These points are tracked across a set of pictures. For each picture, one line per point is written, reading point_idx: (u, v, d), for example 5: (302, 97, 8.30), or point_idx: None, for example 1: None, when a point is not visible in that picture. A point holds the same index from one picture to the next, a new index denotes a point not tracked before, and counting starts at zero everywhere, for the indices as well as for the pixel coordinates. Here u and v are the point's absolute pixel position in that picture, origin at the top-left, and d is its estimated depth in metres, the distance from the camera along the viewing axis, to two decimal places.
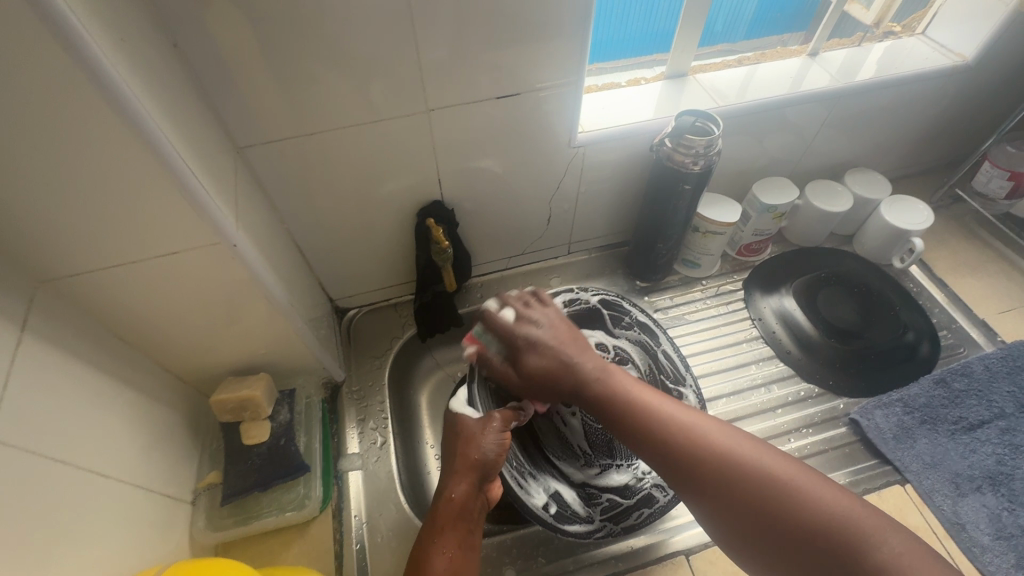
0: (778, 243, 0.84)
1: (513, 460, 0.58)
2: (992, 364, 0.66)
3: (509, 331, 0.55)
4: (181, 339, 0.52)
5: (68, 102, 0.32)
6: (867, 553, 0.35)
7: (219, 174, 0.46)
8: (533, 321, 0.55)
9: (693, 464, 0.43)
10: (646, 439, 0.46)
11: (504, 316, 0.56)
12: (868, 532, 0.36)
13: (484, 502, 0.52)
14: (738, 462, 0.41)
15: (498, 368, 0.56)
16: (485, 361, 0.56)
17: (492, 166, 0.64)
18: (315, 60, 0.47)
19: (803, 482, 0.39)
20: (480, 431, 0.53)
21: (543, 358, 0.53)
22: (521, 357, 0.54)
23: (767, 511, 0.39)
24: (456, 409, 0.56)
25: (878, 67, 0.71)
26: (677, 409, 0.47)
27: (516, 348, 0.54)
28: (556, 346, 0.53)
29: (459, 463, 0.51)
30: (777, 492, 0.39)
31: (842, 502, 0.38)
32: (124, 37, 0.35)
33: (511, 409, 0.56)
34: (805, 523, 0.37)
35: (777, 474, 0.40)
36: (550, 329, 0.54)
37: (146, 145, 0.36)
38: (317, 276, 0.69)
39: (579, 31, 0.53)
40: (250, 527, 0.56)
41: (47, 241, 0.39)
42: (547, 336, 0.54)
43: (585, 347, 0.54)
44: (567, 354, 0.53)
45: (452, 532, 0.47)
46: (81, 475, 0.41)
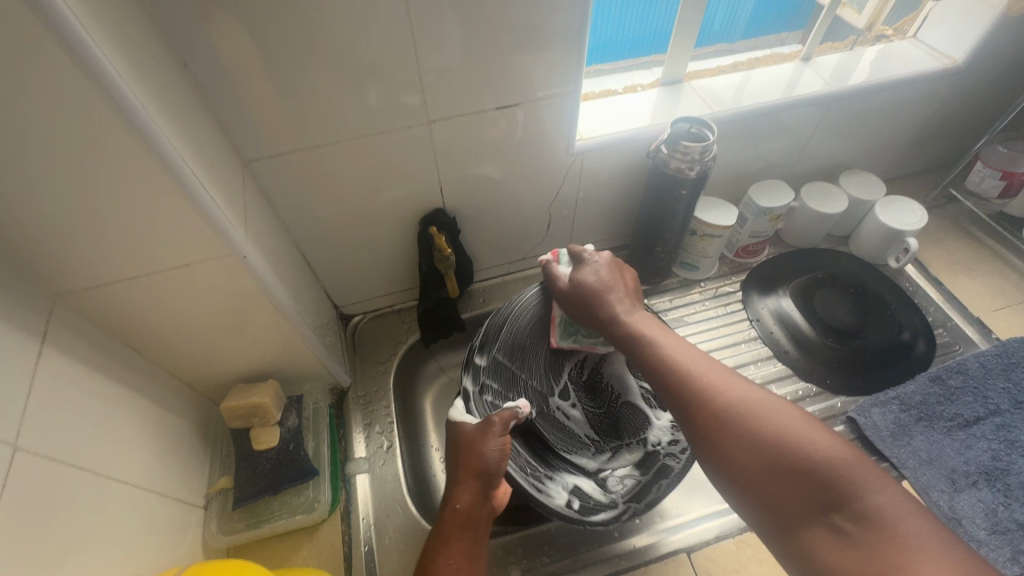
0: (775, 245, 0.86)
1: (525, 465, 0.56)
2: (987, 361, 0.67)
3: (576, 249, 0.60)
4: (192, 347, 0.53)
5: (86, 123, 0.34)
6: (857, 498, 0.35)
7: (228, 187, 0.47)
8: (596, 256, 0.60)
9: (700, 404, 0.44)
10: (663, 377, 0.48)
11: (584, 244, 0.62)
12: (863, 482, 0.36)
13: (490, 509, 0.53)
14: (743, 404, 0.42)
15: (551, 273, 0.61)
16: (548, 269, 0.62)
17: (494, 173, 0.65)
18: (319, 76, 0.49)
19: (804, 430, 0.39)
20: (481, 438, 0.53)
21: (596, 278, 0.58)
22: (578, 269, 0.59)
23: (763, 451, 0.39)
24: (455, 419, 0.56)
25: (871, 71, 0.72)
26: (694, 356, 0.48)
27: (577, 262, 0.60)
28: (612, 281, 0.58)
29: (462, 471, 0.52)
30: (776, 433, 0.39)
31: (842, 452, 0.38)
32: (138, 60, 0.37)
33: (508, 409, 0.55)
34: (803, 460, 0.38)
35: (780, 413, 0.41)
36: (610, 267, 0.59)
37: (159, 162, 0.38)
38: (323, 284, 0.71)
39: (575, 40, 0.54)
40: (262, 530, 0.57)
41: (65, 257, 0.40)
42: (606, 268, 0.59)
43: (637, 300, 0.58)
44: (619, 291, 0.57)
45: (458, 542, 0.49)
46: (98, 481, 0.42)
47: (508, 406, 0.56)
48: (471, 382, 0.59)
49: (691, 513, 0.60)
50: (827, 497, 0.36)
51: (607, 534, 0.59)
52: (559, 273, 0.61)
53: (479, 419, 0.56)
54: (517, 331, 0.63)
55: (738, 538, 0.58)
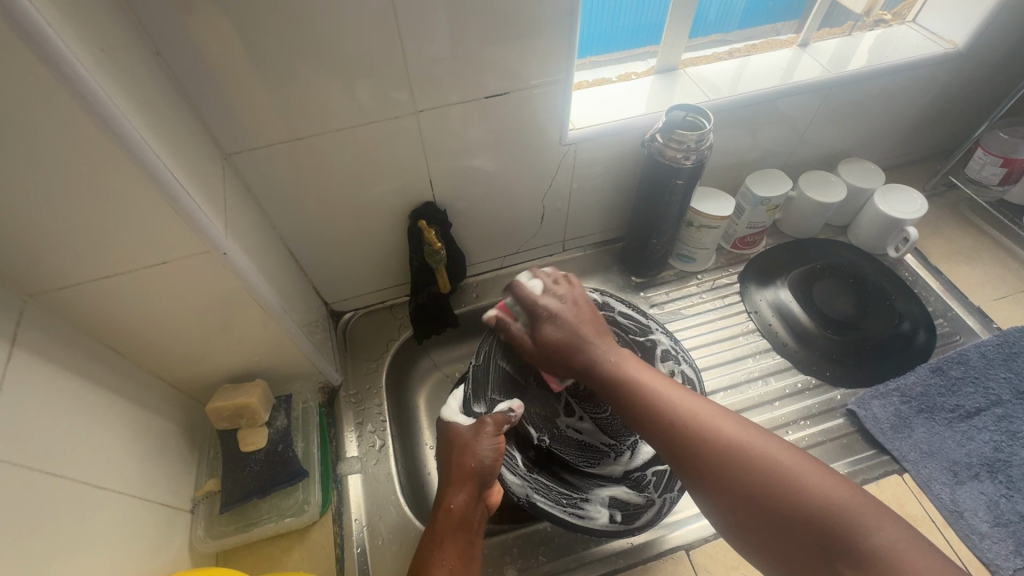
0: (772, 236, 0.84)
1: (561, 496, 0.55)
2: (988, 350, 0.66)
3: (530, 301, 0.55)
4: (175, 348, 0.52)
5: (47, 115, 0.32)
6: (864, 545, 0.35)
7: (207, 181, 0.46)
8: (550, 305, 0.55)
9: (695, 451, 0.42)
10: (651, 420, 0.45)
11: (532, 286, 0.56)
12: (863, 521, 0.35)
13: (485, 508, 0.52)
14: (741, 451, 0.40)
15: (515, 335, 0.56)
16: (502, 325, 0.57)
17: (485, 164, 0.63)
18: (301, 64, 0.47)
19: (806, 476, 0.38)
20: (475, 440, 0.53)
21: (560, 331, 0.53)
22: (538, 327, 0.54)
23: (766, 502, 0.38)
24: (449, 419, 0.57)
25: (870, 56, 0.71)
26: (683, 395, 0.46)
27: (533, 317, 0.55)
28: (574, 324, 0.53)
29: (455, 472, 0.52)
30: (779, 482, 0.38)
31: (845, 496, 0.37)
32: (105, 48, 0.35)
33: (501, 413, 0.56)
34: (804, 509, 0.37)
35: (776, 457, 0.39)
36: (571, 309, 0.54)
37: (130, 156, 0.36)
38: (311, 280, 0.69)
39: (567, 26, 0.52)
40: (251, 534, 0.56)
41: (34, 256, 0.38)
42: (567, 312, 0.54)
43: (604, 331, 0.54)
44: (584, 331, 0.53)
45: (452, 542, 0.47)
46: (77, 487, 0.41)
47: (501, 410, 0.57)
48: None
49: (690, 508, 0.59)
50: (835, 548, 0.35)
51: None
52: (517, 330, 0.56)
53: (474, 418, 0.58)
54: (505, 358, 0.62)
55: None
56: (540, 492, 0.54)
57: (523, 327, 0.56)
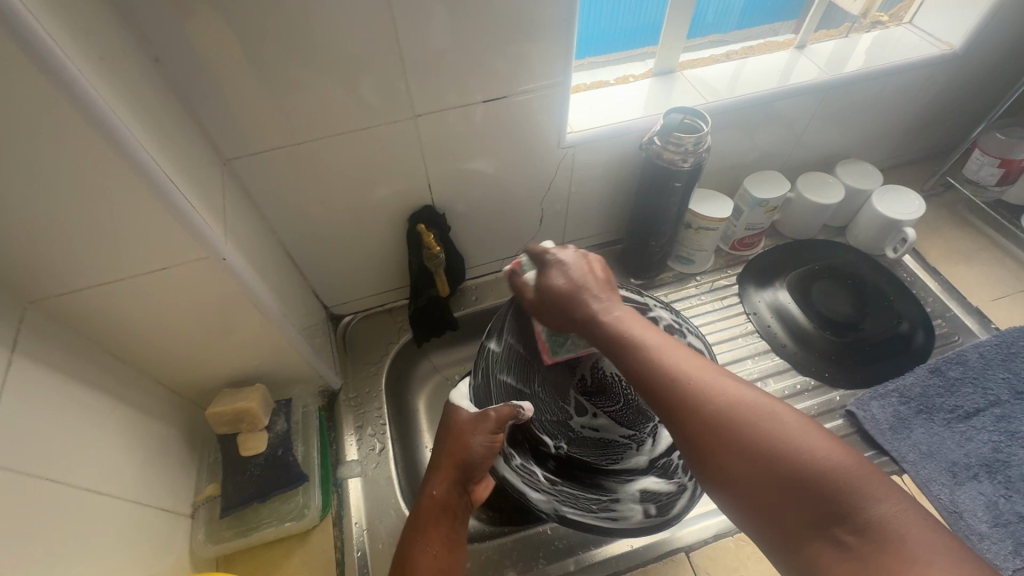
0: (771, 237, 0.84)
1: (590, 502, 0.54)
2: (986, 351, 0.67)
3: (540, 250, 0.58)
4: (174, 353, 0.52)
5: (47, 124, 0.32)
6: (859, 510, 0.33)
7: (206, 186, 0.46)
8: (560, 255, 0.57)
9: (690, 409, 0.41)
10: (651, 381, 0.44)
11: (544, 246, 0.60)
12: (866, 489, 0.34)
13: (468, 501, 0.52)
14: (738, 408, 0.39)
15: (520, 283, 0.60)
16: (515, 279, 0.60)
17: (484, 167, 0.63)
18: (299, 69, 0.47)
19: (805, 438, 0.37)
20: (471, 431, 0.53)
21: (564, 278, 0.55)
22: (544, 273, 0.57)
23: (759, 460, 0.37)
24: (455, 401, 0.57)
25: (866, 58, 0.71)
26: (685, 356, 0.45)
27: (542, 265, 0.58)
28: (580, 276, 0.55)
29: (444, 460, 0.52)
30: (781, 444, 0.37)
31: (842, 458, 0.35)
32: (104, 56, 0.35)
33: (510, 406, 0.55)
34: (805, 472, 0.35)
35: (779, 420, 0.38)
36: (579, 262, 0.56)
37: (129, 163, 0.36)
38: (311, 284, 0.69)
39: (564, 29, 0.52)
40: (251, 539, 0.56)
41: (33, 262, 0.38)
42: (577, 266, 0.56)
43: (612, 290, 0.54)
44: (591, 284, 0.54)
45: (435, 529, 0.48)
46: (77, 493, 0.41)
47: (509, 404, 0.55)
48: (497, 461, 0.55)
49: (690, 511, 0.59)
50: (828, 510, 0.34)
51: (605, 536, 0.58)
52: (525, 281, 0.60)
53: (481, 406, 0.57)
54: (507, 369, 0.62)
55: (737, 536, 0.57)
56: (569, 504, 0.53)
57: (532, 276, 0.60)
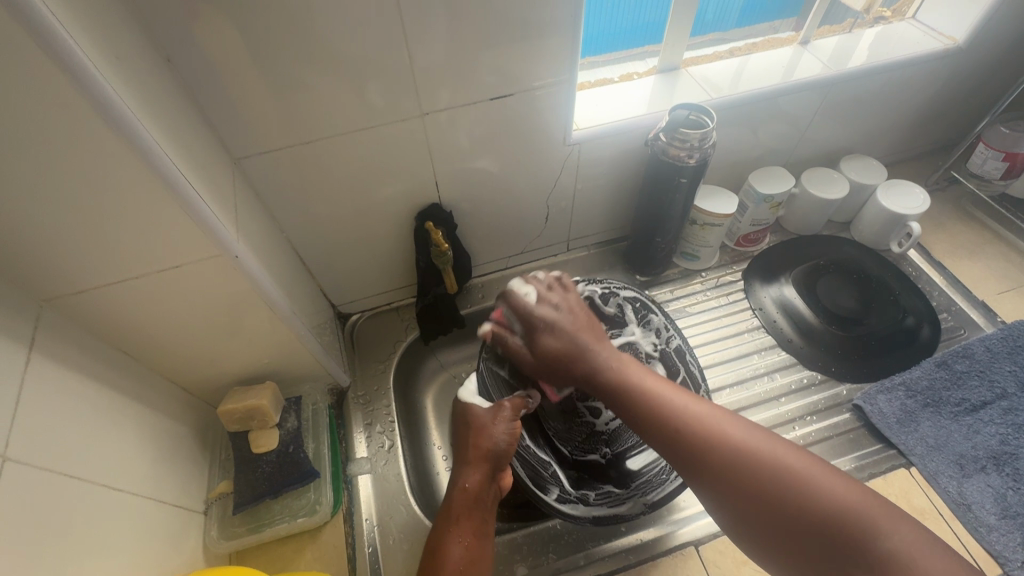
0: (776, 233, 0.85)
1: (660, 472, 0.56)
2: (993, 344, 0.66)
3: (525, 310, 0.53)
4: (187, 351, 0.52)
5: (67, 124, 0.33)
6: (874, 548, 0.35)
7: (218, 186, 0.46)
8: (546, 318, 0.52)
9: (704, 455, 0.41)
10: (659, 430, 0.44)
11: (527, 296, 0.54)
12: (877, 524, 0.35)
13: (498, 490, 0.52)
14: (748, 454, 0.40)
15: (512, 346, 0.54)
16: (501, 340, 0.55)
17: (489, 166, 0.64)
18: (310, 69, 0.48)
19: (816, 479, 0.38)
20: (491, 422, 0.54)
21: (559, 341, 0.51)
22: (535, 338, 0.52)
23: (775, 505, 0.38)
24: (466, 399, 0.57)
25: (869, 53, 0.71)
26: (692, 400, 0.45)
27: (530, 327, 0.53)
28: (572, 332, 0.51)
29: (471, 453, 0.52)
30: (796, 491, 0.38)
31: (852, 497, 0.37)
32: (121, 57, 0.36)
33: (519, 397, 0.57)
34: (819, 518, 0.36)
35: (789, 466, 0.39)
36: (567, 318, 0.52)
37: (146, 163, 0.36)
38: (319, 283, 0.70)
39: (570, 27, 0.52)
40: (263, 535, 0.56)
41: (50, 261, 0.39)
42: (565, 321, 0.52)
43: (601, 337, 0.52)
44: (583, 339, 0.51)
45: (467, 521, 0.48)
46: (94, 489, 0.41)
47: (519, 394, 0.58)
48: (561, 502, 0.54)
49: (698, 505, 0.60)
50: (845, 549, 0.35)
51: (614, 530, 0.58)
52: (513, 343, 0.54)
53: (490, 400, 0.58)
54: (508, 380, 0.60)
55: None
56: (650, 491, 0.55)
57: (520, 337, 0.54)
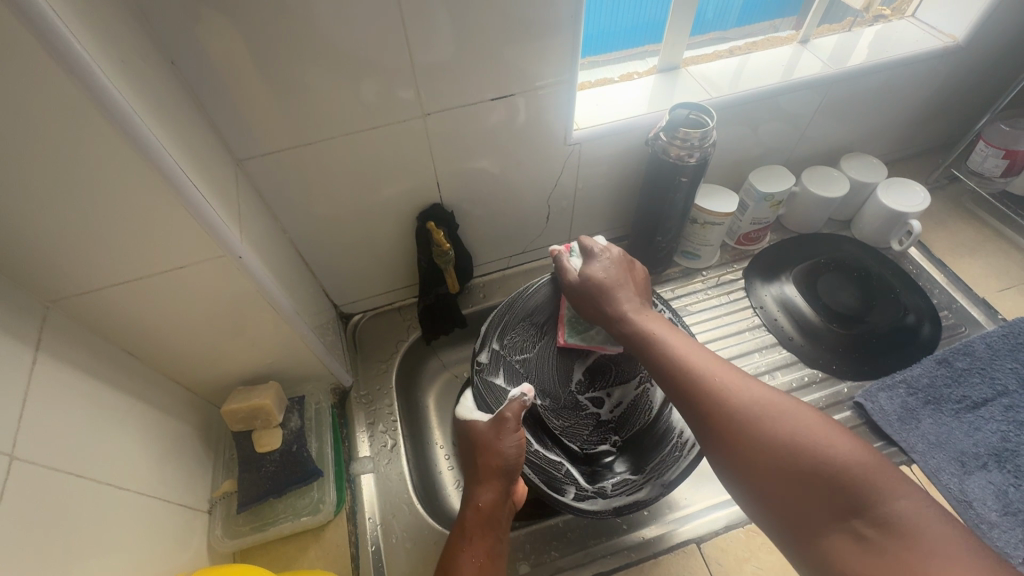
0: (776, 231, 0.85)
1: (673, 449, 0.56)
2: (993, 341, 0.67)
3: (587, 245, 0.59)
4: (191, 352, 0.53)
5: (71, 126, 0.33)
6: (876, 505, 0.34)
7: (221, 187, 0.46)
8: (605, 252, 0.58)
9: (713, 404, 0.43)
10: (676, 375, 0.46)
11: (595, 240, 0.60)
12: (880, 483, 0.35)
13: (510, 505, 0.53)
14: (759, 404, 0.41)
15: (564, 263, 0.60)
16: (559, 259, 0.61)
17: (490, 166, 0.64)
18: (312, 70, 0.48)
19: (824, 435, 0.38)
20: (498, 437, 0.53)
21: (604, 274, 0.57)
22: (584, 266, 0.58)
23: (778, 454, 0.38)
24: (466, 416, 0.58)
25: (869, 51, 0.71)
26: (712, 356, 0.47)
27: (585, 257, 0.59)
28: (618, 278, 0.57)
29: (482, 471, 0.52)
30: (801, 440, 0.38)
31: (859, 454, 0.37)
32: (125, 60, 0.36)
33: (518, 398, 0.53)
34: (821, 467, 0.36)
35: (796, 417, 0.39)
36: (620, 263, 0.58)
37: (150, 164, 0.37)
38: (322, 284, 0.70)
39: (571, 27, 0.53)
40: (267, 533, 0.56)
41: (55, 262, 0.39)
42: (614, 266, 0.57)
43: (641, 295, 0.56)
44: (626, 286, 0.56)
45: (481, 540, 0.49)
46: (100, 489, 0.42)
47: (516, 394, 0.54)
48: (581, 498, 0.53)
49: (699, 503, 0.60)
50: (846, 504, 0.35)
51: (616, 527, 0.58)
52: (569, 266, 0.60)
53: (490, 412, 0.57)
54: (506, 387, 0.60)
55: (747, 527, 0.58)
56: (667, 471, 0.54)
57: (577, 263, 0.60)
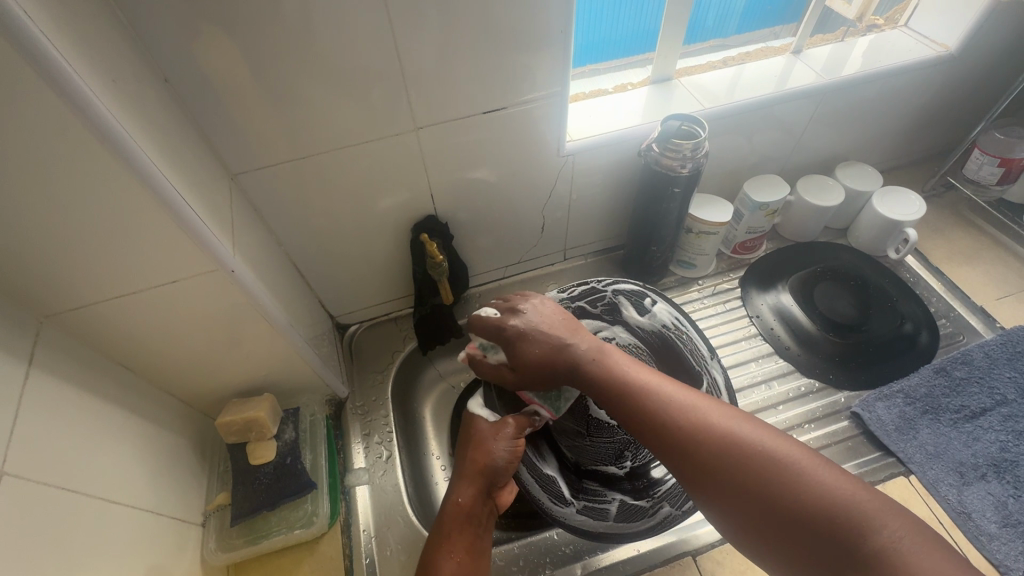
0: (772, 239, 0.85)
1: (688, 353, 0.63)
2: (991, 350, 0.66)
3: (495, 324, 0.54)
4: (184, 365, 0.53)
5: (62, 146, 0.33)
6: (868, 540, 0.34)
7: (214, 201, 0.47)
8: (527, 318, 0.53)
9: (689, 451, 0.41)
10: (648, 419, 0.45)
11: (488, 315, 0.55)
12: (870, 519, 0.35)
13: (492, 508, 0.53)
14: (736, 447, 0.40)
15: (491, 364, 0.55)
16: (479, 361, 0.56)
17: (484, 177, 0.64)
18: (304, 85, 0.48)
19: (810, 471, 0.37)
20: (492, 437, 0.55)
21: (536, 345, 0.51)
22: (517, 342, 0.52)
23: (762, 500, 0.38)
24: (472, 407, 0.58)
25: (862, 62, 0.71)
26: (682, 395, 0.45)
27: (506, 340, 0.53)
28: (550, 331, 0.52)
29: (468, 468, 0.53)
30: (784, 484, 0.37)
31: (845, 487, 0.36)
32: (118, 80, 0.37)
33: (524, 414, 0.57)
34: (808, 510, 0.36)
35: (776, 456, 0.39)
36: (545, 316, 0.53)
37: (141, 182, 0.37)
38: (318, 295, 0.70)
39: (561, 40, 0.53)
40: (260, 547, 0.56)
41: (47, 278, 0.40)
42: (539, 323, 0.52)
43: (578, 329, 0.53)
44: (557, 337, 0.52)
45: (459, 535, 0.49)
46: (93, 503, 0.42)
47: (526, 411, 0.58)
48: None
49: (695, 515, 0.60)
50: (838, 545, 0.35)
51: None
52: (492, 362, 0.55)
53: (498, 412, 0.58)
54: (614, 506, 0.57)
55: None
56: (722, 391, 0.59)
57: (498, 356, 0.55)
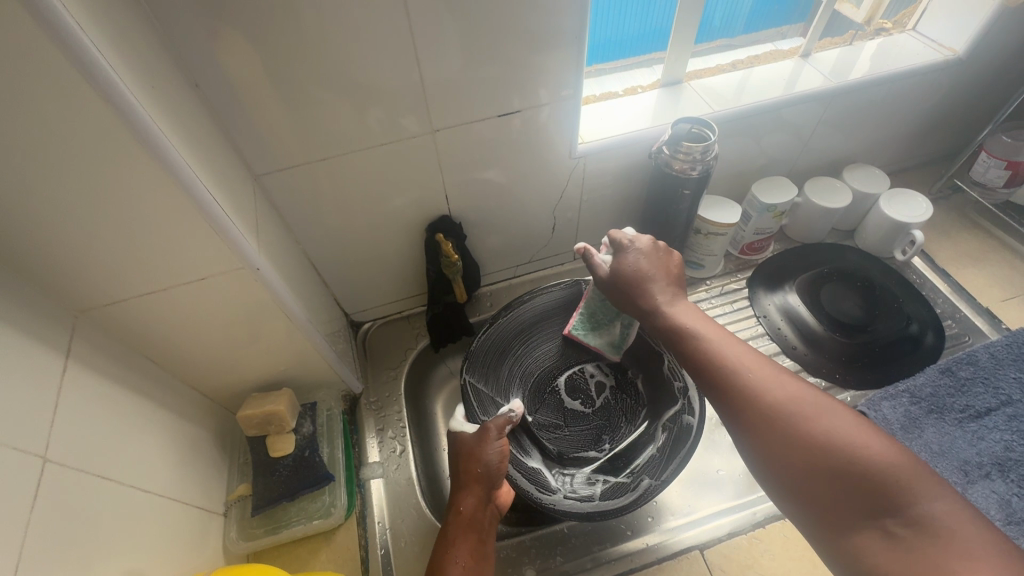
0: (779, 240, 0.86)
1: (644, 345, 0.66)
2: (997, 351, 0.67)
3: (620, 236, 0.60)
4: (207, 360, 0.55)
5: (102, 147, 0.35)
6: (913, 507, 0.36)
7: (240, 201, 0.48)
8: (636, 243, 0.60)
9: (747, 400, 0.45)
10: (710, 371, 0.49)
11: (624, 230, 0.61)
12: (913, 487, 0.37)
13: (495, 510, 0.54)
14: (792, 404, 0.43)
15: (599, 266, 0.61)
16: (588, 256, 0.62)
17: (498, 178, 0.66)
18: (327, 89, 0.50)
19: (857, 433, 0.40)
20: (480, 445, 0.56)
21: (636, 267, 0.58)
22: (618, 257, 0.59)
23: (811, 450, 0.41)
24: (457, 429, 0.59)
25: (870, 65, 0.72)
26: (745, 355, 0.49)
27: (618, 249, 0.60)
28: (652, 267, 0.58)
29: (464, 477, 0.54)
30: (834, 439, 0.40)
31: (894, 456, 0.38)
32: (153, 85, 0.38)
33: (503, 415, 0.58)
34: (856, 467, 0.38)
35: (829, 417, 0.42)
36: (655, 253, 0.59)
37: (175, 183, 0.39)
38: (334, 293, 0.72)
39: (576, 44, 0.55)
40: (280, 536, 0.58)
41: (82, 275, 0.41)
42: (648, 258, 0.59)
43: (676, 286, 0.58)
44: (657, 279, 0.57)
45: (464, 541, 0.50)
46: (124, 491, 0.44)
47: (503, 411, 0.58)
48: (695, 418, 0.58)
49: (702, 510, 0.61)
50: (877, 502, 0.37)
51: (620, 534, 0.60)
52: (601, 263, 0.61)
53: (479, 424, 0.60)
54: (597, 488, 0.56)
55: (750, 534, 0.59)
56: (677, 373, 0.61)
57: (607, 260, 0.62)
